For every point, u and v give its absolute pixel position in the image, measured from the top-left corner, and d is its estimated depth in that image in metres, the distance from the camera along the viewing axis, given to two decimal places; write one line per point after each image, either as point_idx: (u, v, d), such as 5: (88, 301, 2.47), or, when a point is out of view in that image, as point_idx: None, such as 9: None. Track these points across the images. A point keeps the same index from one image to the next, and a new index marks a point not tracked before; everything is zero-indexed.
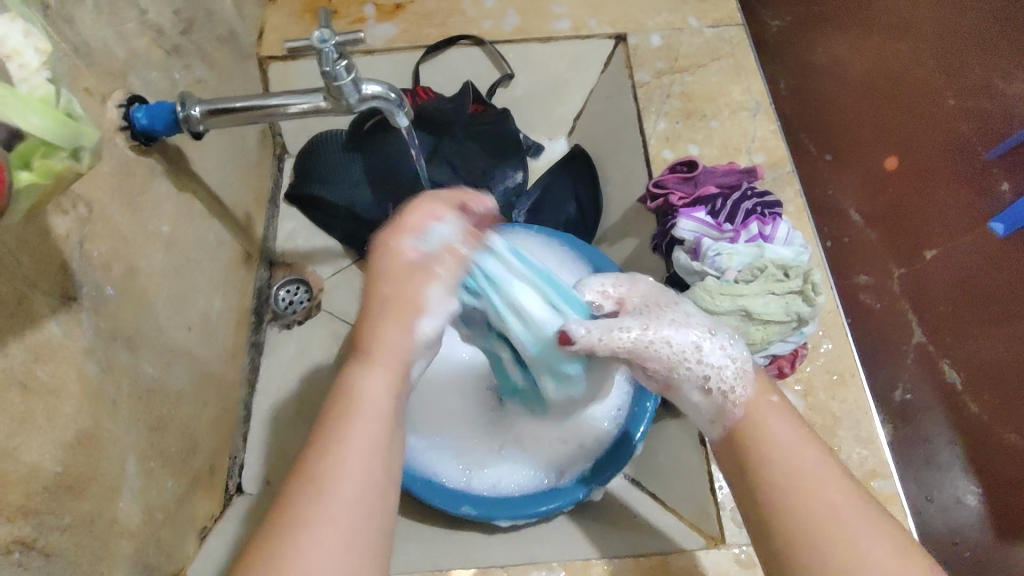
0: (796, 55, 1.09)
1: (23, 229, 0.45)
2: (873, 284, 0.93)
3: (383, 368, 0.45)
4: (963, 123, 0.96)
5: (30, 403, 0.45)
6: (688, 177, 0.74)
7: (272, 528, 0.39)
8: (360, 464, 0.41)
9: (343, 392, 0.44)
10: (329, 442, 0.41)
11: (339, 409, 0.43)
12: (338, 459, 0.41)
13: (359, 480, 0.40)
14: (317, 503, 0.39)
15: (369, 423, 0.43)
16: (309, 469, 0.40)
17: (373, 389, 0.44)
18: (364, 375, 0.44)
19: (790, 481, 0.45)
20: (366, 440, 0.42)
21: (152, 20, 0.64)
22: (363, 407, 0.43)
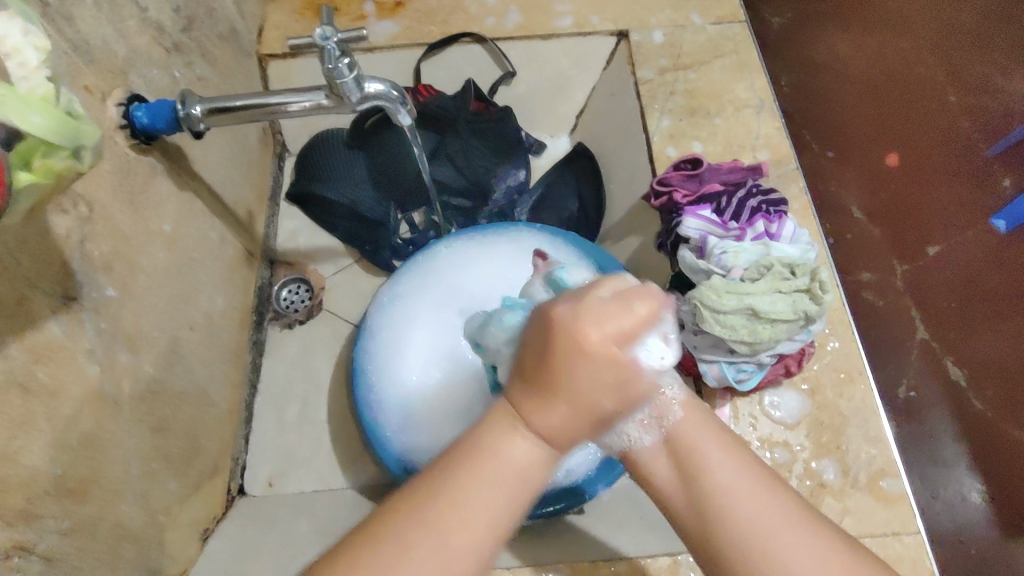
0: (796, 50, 1.10)
1: (23, 229, 0.45)
2: (876, 282, 0.93)
3: (549, 443, 0.37)
4: (965, 119, 0.93)
5: (31, 405, 0.45)
6: (693, 174, 0.73)
7: (375, 541, 0.37)
8: (479, 520, 0.37)
9: (480, 447, 0.38)
10: (461, 490, 0.37)
11: (473, 459, 0.38)
12: (462, 511, 0.37)
13: (472, 539, 0.37)
14: (421, 548, 0.36)
15: (500, 488, 0.37)
16: (428, 508, 0.37)
17: (519, 458, 0.37)
18: (518, 438, 0.37)
19: (727, 507, 0.43)
20: (493, 501, 0.37)
21: (152, 18, 0.63)
22: (504, 473, 0.37)
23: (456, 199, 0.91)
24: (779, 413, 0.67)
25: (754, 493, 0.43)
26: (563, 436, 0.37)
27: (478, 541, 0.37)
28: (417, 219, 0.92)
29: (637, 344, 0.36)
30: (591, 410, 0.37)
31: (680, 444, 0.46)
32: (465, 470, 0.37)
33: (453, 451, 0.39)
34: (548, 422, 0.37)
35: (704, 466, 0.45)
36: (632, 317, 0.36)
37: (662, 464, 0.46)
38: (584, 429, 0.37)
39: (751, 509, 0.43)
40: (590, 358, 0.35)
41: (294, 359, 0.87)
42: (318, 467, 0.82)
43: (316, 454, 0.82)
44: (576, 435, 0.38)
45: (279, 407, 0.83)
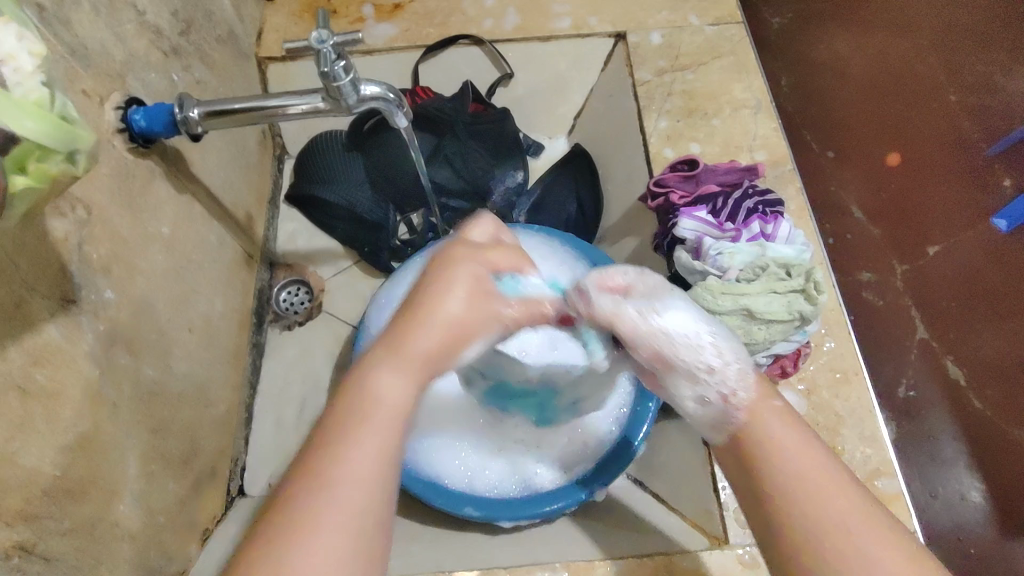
0: (797, 51, 1.08)
1: (20, 233, 0.45)
2: (876, 282, 0.93)
3: (412, 369, 0.41)
4: (966, 120, 0.96)
5: (29, 407, 0.45)
6: (689, 175, 0.73)
7: (284, 513, 0.35)
8: (370, 461, 0.38)
9: (355, 389, 0.40)
10: (345, 432, 0.38)
11: (353, 399, 0.40)
12: (349, 449, 0.37)
13: (365, 474, 0.37)
14: (312, 510, 0.35)
15: (384, 423, 0.39)
16: (321, 462, 0.37)
17: (388, 389, 0.40)
18: (382, 372, 0.40)
19: (797, 495, 0.43)
20: (377, 437, 0.38)
21: (150, 21, 0.64)
22: (377, 410, 0.39)
23: (456, 200, 0.90)
24: None
25: (819, 475, 0.44)
26: (426, 359, 0.42)
27: (373, 471, 0.37)
28: (416, 221, 0.92)
29: (489, 283, 0.45)
30: (462, 329, 0.43)
31: (754, 439, 0.46)
32: (347, 416, 0.39)
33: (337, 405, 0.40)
34: (417, 341, 0.42)
35: (758, 436, 0.46)
36: (494, 276, 0.46)
37: (727, 461, 0.49)
38: (456, 348, 0.43)
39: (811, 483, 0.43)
40: (445, 281, 0.43)
41: (293, 361, 0.87)
42: None
43: None
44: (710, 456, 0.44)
45: (277, 409, 0.83)
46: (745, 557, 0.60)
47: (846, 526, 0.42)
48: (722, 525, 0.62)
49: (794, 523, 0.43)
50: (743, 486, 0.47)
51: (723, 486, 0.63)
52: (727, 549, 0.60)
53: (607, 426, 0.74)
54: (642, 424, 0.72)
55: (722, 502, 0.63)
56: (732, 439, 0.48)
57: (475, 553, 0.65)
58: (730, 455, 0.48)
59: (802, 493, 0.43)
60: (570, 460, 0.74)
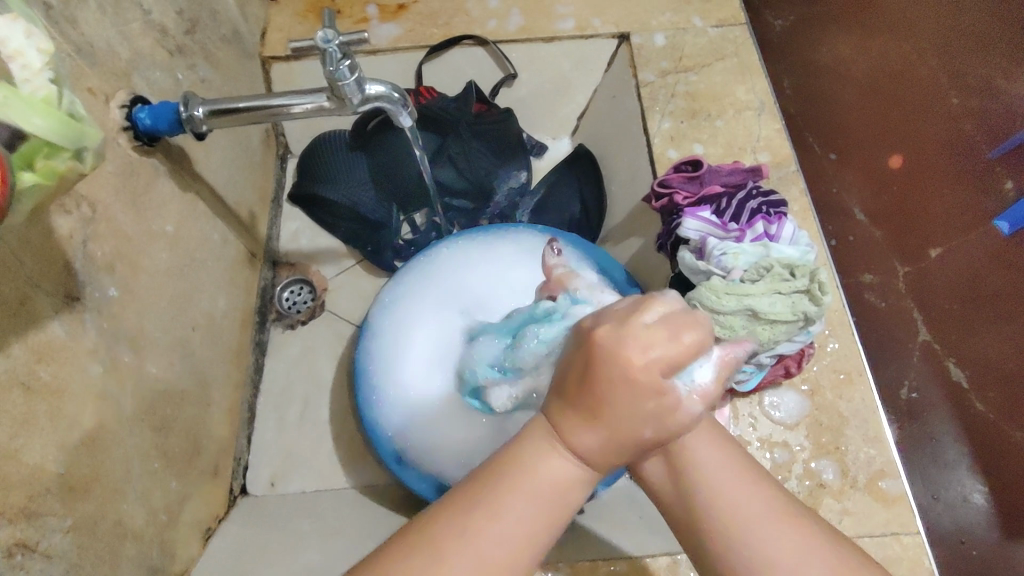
0: (800, 56, 1.12)
1: (26, 231, 0.45)
2: (878, 283, 0.96)
3: (582, 460, 0.37)
4: (969, 121, 0.89)
5: (33, 405, 0.45)
6: (694, 176, 0.73)
7: (408, 569, 0.35)
8: (507, 542, 0.36)
9: (521, 462, 0.38)
10: (500, 508, 0.36)
11: (507, 470, 0.38)
12: (495, 524, 0.36)
13: (499, 559, 0.36)
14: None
15: (529, 498, 0.37)
16: (467, 530, 0.36)
17: (551, 473, 0.37)
18: (580, 442, 0.36)
19: (724, 524, 0.38)
20: (528, 517, 0.37)
21: (155, 20, 0.64)
22: (537, 488, 0.37)
23: (458, 199, 0.91)
24: (779, 413, 0.67)
25: (742, 497, 0.39)
26: (604, 452, 0.37)
27: (504, 554, 0.36)
28: (418, 220, 0.93)
29: (585, 308, 0.42)
30: (629, 434, 0.36)
31: (688, 458, 0.40)
32: (499, 483, 0.37)
33: (496, 466, 0.38)
34: (588, 436, 0.36)
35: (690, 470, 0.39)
36: None
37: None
38: (620, 450, 0.37)
39: (737, 509, 0.38)
40: (624, 346, 0.35)
41: (296, 360, 0.87)
42: (319, 467, 0.82)
43: (317, 455, 0.83)
44: (612, 457, 0.37)
45: (280, 408, 0.83)
46: None
47: (768, 537, 0.37)
48: None
49: (729, 549, 0.38)
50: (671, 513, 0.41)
51: None
52: None
53: None
54: None
55: None
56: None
57: None
58: (655, 471, 0.42)
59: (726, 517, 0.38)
60: None
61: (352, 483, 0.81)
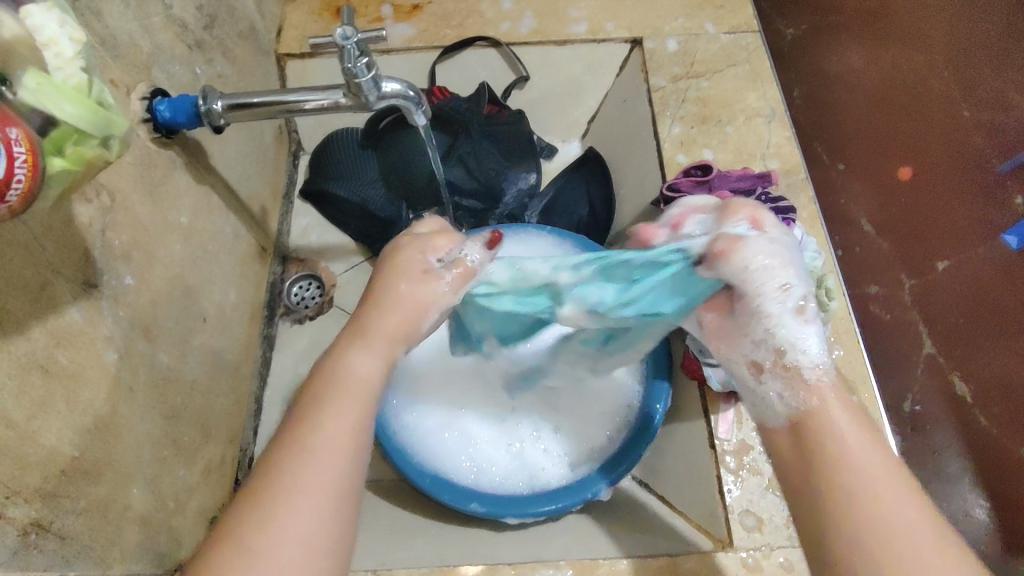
0: (811, 64, 1.10)
1: (48, 217, 0.46)
2: (884, 294, 0.94)
3: (373, 352, 0.46)
4: (979, 134, 0.95)
5: (51, 388, 0.46)
6: (703, 181, 0.74)
7: (255, 499, 0.39)
8: (337, 437, 0.42)
9: (331, 371, 0.45)
10: (318, 414, 0.42)
11: (333, 378, 0.44)
12: (319, 428, 0.41)
13: (334, 454, 0.41)
14: (293, 466, 0.40)
15: (353, 399, 0.44)
16: (300, 439, 0.41)
17: (360, 370, 0.45)
18: (353, 354, 0.46)
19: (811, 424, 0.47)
20: (346, 415, 0.43)
21: (176, 15, 0.65)
22: (351, 385, 0.44)
23: (468, 200, 0.91)
24: None
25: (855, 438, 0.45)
26: (386, 340, 0.47)
27: (337, 447, 0.41)
28: None
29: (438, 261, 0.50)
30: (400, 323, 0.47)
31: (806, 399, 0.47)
32: (330, 390, 0.44)
33: (306, 390, 0.45)
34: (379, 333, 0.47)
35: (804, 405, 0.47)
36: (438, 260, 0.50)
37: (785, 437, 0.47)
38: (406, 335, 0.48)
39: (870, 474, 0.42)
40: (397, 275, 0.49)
41: (304, 355, 0.88)
42: None
43: None
44: (396, 347, 0.47)
45: (287, 401, 0.84)
46: (749, 561, 0.60)
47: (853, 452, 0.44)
48: (727, 529, 0.62)
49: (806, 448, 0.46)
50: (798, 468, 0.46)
51: (729, 489, 0.63)
52: (731, 552, 0.60)
53: (613, 426, 0.74)
54: (649, 426, 0.71)
55: (728, 505, 0.62)
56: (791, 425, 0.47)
57: (480, 551, 0.66)
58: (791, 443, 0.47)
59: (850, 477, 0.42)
60: (576, 458, 0.74)
61: None
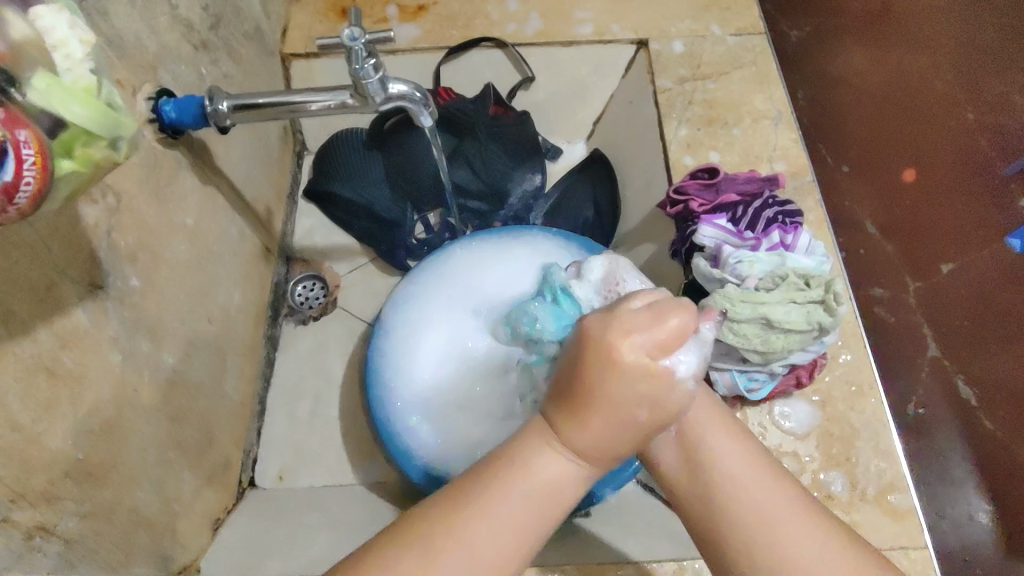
0: (815, 67, 1.11)
1: (54, 219, 0.46)
2: (888, 298, 0.94)
3: (578, 458, 0.41)
4: (983, 136, 0.92)
5: (56, 390, 0.46)
6: (710, 183, 0.74)
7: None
8: (499, 538, 0.40)
9: (512, 462, 0.41)
10: (484, 505, 0.40)
11: (505, 463, 0.41)
12: (482, 522, 0.39)
13: (495, 552, 0.39)
14: (441, 560, 0.38)
15: (537, 500, 0.40)
16: (450, 520, 0.40)
17: (549, 472, 0.40)
18: (544, 454, 0.41)
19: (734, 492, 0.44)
20: (517, 514, 0.40)
21: (182, 16, 0.65)
22: (532, 483, 0.40)
23: (474, 201, 0.91)
24: (789, 423, 0.67)
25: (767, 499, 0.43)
26: (600, 451, 0.40)
27: (497, 550, 0.39)
28: (433, 220, 0.94)
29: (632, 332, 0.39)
30: (623, 418, 0.39)
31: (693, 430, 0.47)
32: (499, 481, 0.41)
33: (495, 461, 0.42)
34: (580, 436, 0.40)
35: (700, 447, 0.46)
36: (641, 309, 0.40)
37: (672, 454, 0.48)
38: (616, 448, 0.40)
39: (762, 497, 0.43)
40: (617, 371, 0.38)
41: (307, 355, 0.88)
42: (328, 462, 0.82)
43: (327, 451, 0.82)
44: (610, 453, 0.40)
45: (291, 402, 0.84)
46: None
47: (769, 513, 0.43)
48: None
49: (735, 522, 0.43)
50: (688, 486, 0.46)
51: None
52: None
53: None
54: None
55: None
56: (679, 446, 0.47)
57: None
58: (679, 456, 0.47)
59: (749, 514, 0.43)
60: None
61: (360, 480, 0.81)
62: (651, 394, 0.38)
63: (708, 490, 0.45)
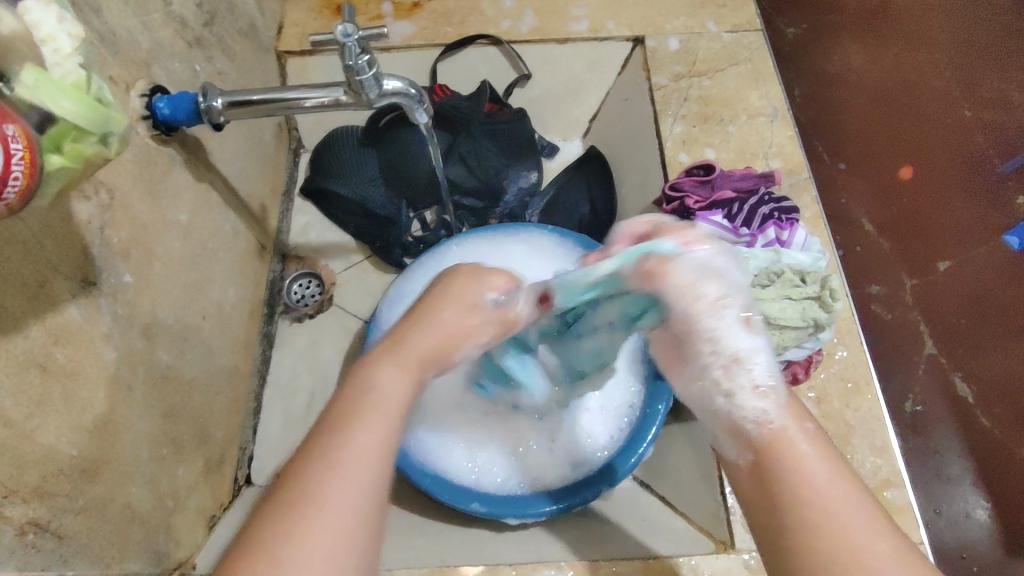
0: (810, 63, 1.06)
1: (46, 214, 0.45)
2: (885, 294, 0.92)
3: (404, 369, 0.43)
4: (980, 134, 0.97)
5: (48, 386, 0.45)
6: (705, 180, 0.74)
7: (278, 508, 0.37)
8: (373, 447, 0.40)
9: (364, 383, 0.42)
10: (346, 425, 0.40)
11: (361, 395, 0.42)
12: (348, 442, 0.39)
13: (365, 465, 0.39)
14: (320, 487, 0.37)
15: (386, 415, 0.41)
16: (324, 452, 0.39)
17: (392, 384, 0.43)
18: (383, 368, 0.43)
19: (817, 508, 0.41)
20: (379, 431, 0.40)
21: (175, 12, 0.65)
22: (376, 402, 0.42)
23: (469, 198, 0.91)
24: None
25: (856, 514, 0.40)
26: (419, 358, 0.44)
27: (363, 461, 0.39)
28: (429, 217, 0.92)
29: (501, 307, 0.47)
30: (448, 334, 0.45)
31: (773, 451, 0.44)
32: (358, 406, 0.41)
33: (334, 406, 0.42)
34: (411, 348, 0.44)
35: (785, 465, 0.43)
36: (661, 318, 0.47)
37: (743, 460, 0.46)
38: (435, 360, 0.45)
39: (849, 518, 0.40)
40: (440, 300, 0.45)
41: (303, 353, 0.88)
42: None
43: None
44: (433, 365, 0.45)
45: (287, 400, 0.84)
46: (750, 562, 0.59)
47: (854, 528, 0.40)
48: (728, 530, 0.62)
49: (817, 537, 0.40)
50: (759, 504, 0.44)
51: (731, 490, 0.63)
52: (733, 553, 0.60)
53: (616, 426, 0.74)
54: (653, 426, 0.71)
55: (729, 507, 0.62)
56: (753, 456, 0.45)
57: (480, 552, 0.65)
58: (750, 474, 0.45)
59: (843, 544, 0.39)
60: (579, 457, 0.73)
61: None
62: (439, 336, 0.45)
63: (790, 512, 0.41)
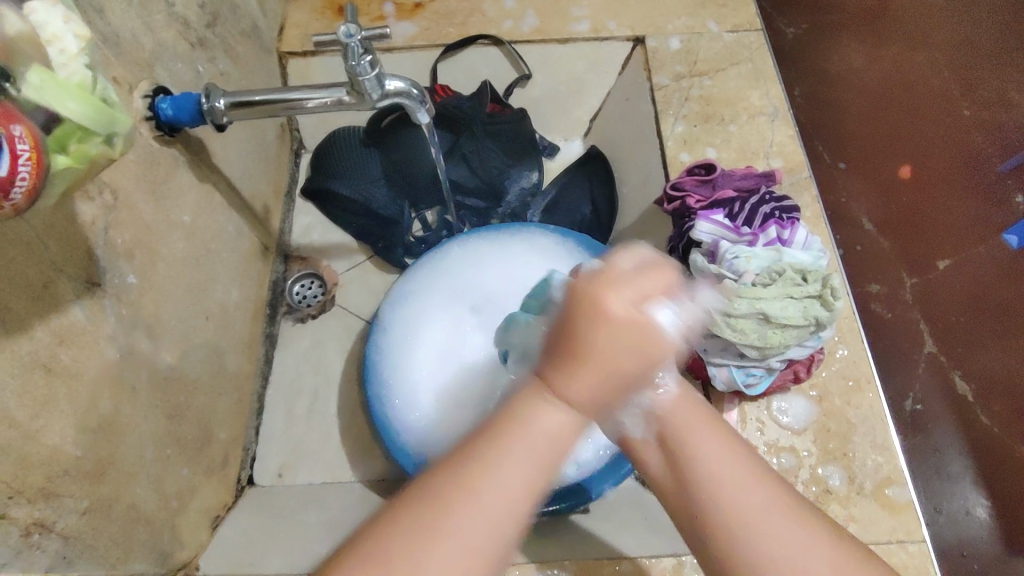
0: (810, 63, 1.07)
1: (51, 215, 0.46)
2: (884, 293, 0.93)
3: (578, 411, 0.38)
4: (979, 132, 0.98)
5: (54, 386, 0.46)
6: (706, 180, 0.74)
7: (397, 530, 0.37)
8: (518, 475, 0.38)
9: (515, 410, 0.38)
10: (491, 461, 0.38)
11: (511, 422, 0.38)
12: (491, 484, 0.37)
13: (508, 491, 0.37)
14: (453, 512, 0.37)
15: (530, 448, 0.38)
16: (462, 474, 0.38)
17: (549, 424, 0.38)
18: (545, 406, 0.38)
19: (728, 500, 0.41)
20: (525, 462, 0.38)
21: (178, 13, 0.65)
22: (529, 433, 0.38)
23: (471, 199, 0.92)
24: (787, 418, 0.67)
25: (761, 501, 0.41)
26: (592, 404, 0.38)
27: (518, 484, 0.38)
28: (430, 218, 0.94)
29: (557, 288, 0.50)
30: (617, 378, 0.37)
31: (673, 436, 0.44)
32: (504, 434, 0.38)
33: (480, 431, 0.40)
34: (576, 389, 0.37)
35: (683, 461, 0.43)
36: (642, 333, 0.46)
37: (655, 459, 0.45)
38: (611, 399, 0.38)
39: (759, 511, 0.41)
40: (604, 319, 0.36)
41: (305, 353, 0.88)
42: (327, 459, 0.82)
43: (325, 448, 0.83)
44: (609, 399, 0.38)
45: (290, 400, 0.84)
46: None
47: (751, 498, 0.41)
48: None
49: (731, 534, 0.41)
50: (675, 491, 0.43)
51: None
52: None
53: None
54: None
55: None
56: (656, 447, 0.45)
57: None
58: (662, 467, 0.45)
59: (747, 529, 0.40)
60: None
61: (358, 476, 0.81)
62: (642, 341, 0.37)
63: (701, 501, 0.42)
